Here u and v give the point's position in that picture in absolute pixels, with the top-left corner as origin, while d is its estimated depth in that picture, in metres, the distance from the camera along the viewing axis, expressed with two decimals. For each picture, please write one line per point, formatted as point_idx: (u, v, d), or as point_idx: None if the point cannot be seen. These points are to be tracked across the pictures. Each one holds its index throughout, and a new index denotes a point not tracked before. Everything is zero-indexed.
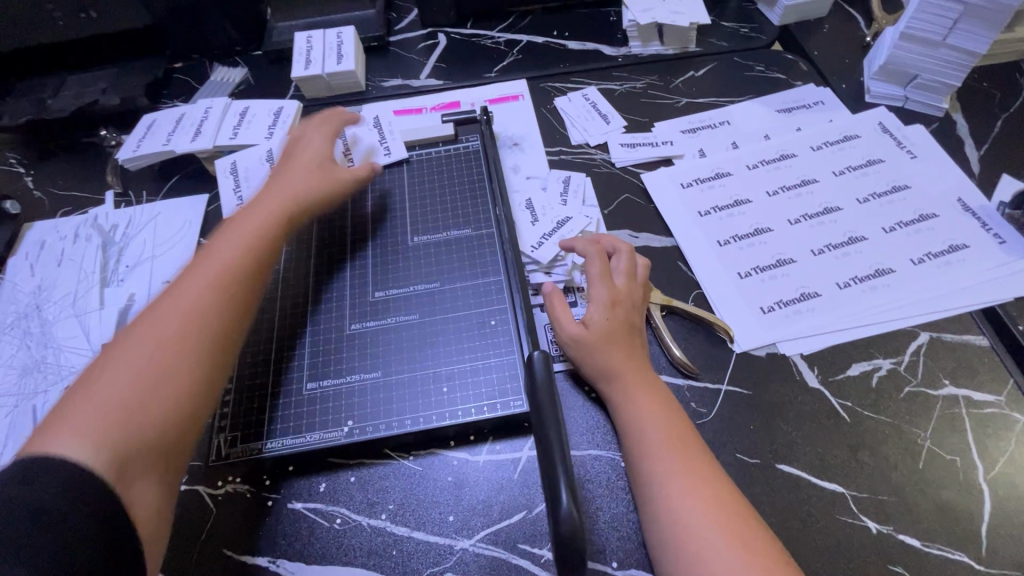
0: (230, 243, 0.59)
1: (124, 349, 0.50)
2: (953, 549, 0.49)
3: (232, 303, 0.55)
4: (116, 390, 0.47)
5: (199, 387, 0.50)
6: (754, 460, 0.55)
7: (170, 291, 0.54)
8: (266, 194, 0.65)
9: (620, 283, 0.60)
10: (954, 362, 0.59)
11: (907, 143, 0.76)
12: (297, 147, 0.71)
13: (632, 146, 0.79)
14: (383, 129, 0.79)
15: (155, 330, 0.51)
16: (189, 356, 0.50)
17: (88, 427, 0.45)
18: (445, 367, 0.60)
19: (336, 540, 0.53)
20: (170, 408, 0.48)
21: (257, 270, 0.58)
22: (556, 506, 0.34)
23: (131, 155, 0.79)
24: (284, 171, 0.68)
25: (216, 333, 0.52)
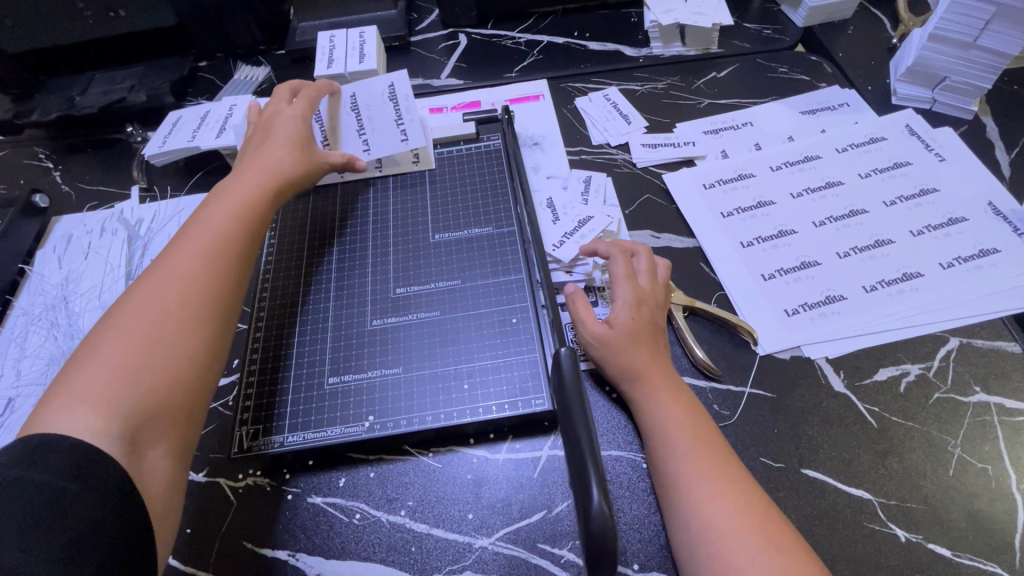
0: (214, 218, 0.59)
1: (116, 324, 0.50)
2: (986, 560, 0.48)
3: (224, 274, 0.56)
4: (117, 363, 0.47)
5: (199, 355, 0.51)
6: (779, 464, 0.54)
7: (158, 266, 0.54)
8: (245, 172, 0.65)
9: (645, 285, 0.59)
10: (986, 368, 0.58)
11: (936, 146, 0.74)
12: (271, 121, 0.70)
13: (654, 147, 0.79)
14: (399, 103, 0.75)
15: (149, 302, 0.51)
16: (186, 327, 0.51)
17: (92, 395, 0.45)
18: (466, 364, 0.60)
19: (354, 535, 0.53)
20: (169, 367, 0.49)
21: (246, 244, 0.59)
22: (587, 503, 0.34)
23: (158, 151, 0.80)
24: (259, 150, 0.67)
25: (212, 301, 0.54)
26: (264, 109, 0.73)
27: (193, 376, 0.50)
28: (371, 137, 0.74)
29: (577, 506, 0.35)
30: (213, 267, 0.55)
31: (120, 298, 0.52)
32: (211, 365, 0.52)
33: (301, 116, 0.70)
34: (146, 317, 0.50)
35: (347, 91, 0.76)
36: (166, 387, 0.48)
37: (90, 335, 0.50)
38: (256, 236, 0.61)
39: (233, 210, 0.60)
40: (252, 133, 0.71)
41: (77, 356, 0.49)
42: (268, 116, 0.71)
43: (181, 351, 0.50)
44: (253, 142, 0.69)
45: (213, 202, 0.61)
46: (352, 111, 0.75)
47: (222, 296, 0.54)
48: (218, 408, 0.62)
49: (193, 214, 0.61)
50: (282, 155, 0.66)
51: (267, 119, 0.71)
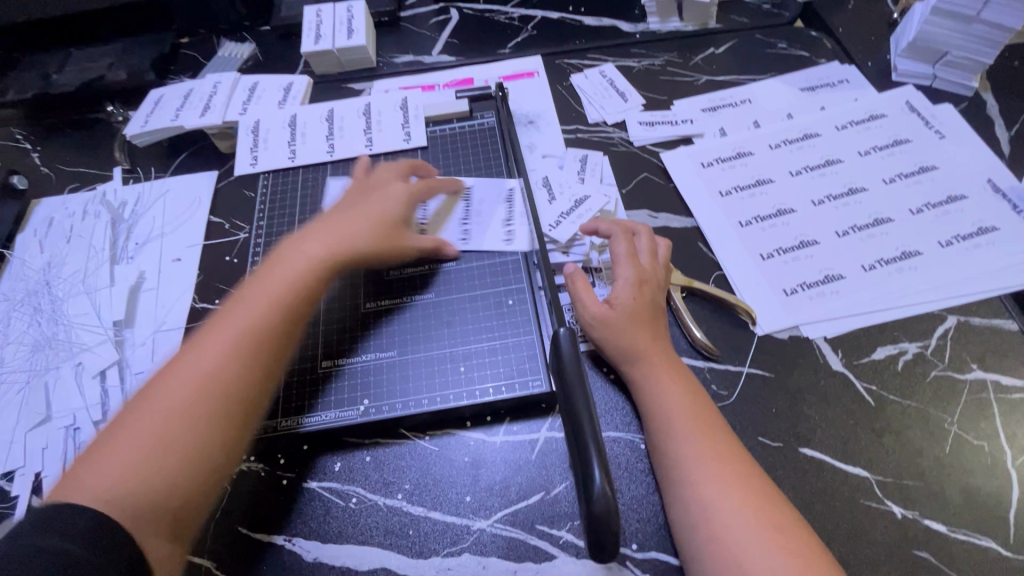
0: (261, 292, 0.55)
1: (161, 392, 0.49)
2: (980, 535, 0.48)
3: (260, 359, 0.51)
4: (136, 445, 0.45)
5: (215, 449, 0.47)
6: (776, 443, 0.54)
7: (199, 340, 0.52)
8: (338, 232, 0.60)
9: (646, 267, 0.58)
10: (983, 346, 0.57)
11: (936, 122, 0.73)
12: (375, 185, 0.66)
13: (651, 125, 0.77)
14: (408, 112, 0.78)
15: (180, 383, 0.49)
16: (207, 416, 0.48)
17: (123, 466, 0.44)
18: (462, 347, 0.60)
19: (351, 519, 0.53)
20: (197, 447, 0.47)
21: (286, 327, 0.54)
22: (589, 484, 0.33)
23: (140, 130, 0.78)
24: (347, 212, 0.63)
25: (251, 380, 0.50)
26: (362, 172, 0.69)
27: (204, 469, 0.47)
28: (473, 227, 0.67)
29: (579, 486, 0.35)
30: (248, 351, 0.51)
31: (163, 368, 0.51)
32: (225, 460, 0.48)
33: (399, 199, 0.65)
34: (179, 397, 0.48)
35: (466, 185, 0.71)
36: (175, 477, 0.45)
37: (130, 402, 0.49)
38: (303, 317, 0.56)
39: (282, 285, 0.55)
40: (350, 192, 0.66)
41: (113, 422, 0.48)
42: (378, 185, 0.66)
43: (197, 443, 0.47)
44: (344, 205, 0.64)
45: (269, 270, 0.57)
46: (363, 114, 0.79)
47: (251, 384, 0.50)
48: None
49: (247, 282, 0.57)
50: (358, 232, 0.61)
51: (370, 187, 0.66)
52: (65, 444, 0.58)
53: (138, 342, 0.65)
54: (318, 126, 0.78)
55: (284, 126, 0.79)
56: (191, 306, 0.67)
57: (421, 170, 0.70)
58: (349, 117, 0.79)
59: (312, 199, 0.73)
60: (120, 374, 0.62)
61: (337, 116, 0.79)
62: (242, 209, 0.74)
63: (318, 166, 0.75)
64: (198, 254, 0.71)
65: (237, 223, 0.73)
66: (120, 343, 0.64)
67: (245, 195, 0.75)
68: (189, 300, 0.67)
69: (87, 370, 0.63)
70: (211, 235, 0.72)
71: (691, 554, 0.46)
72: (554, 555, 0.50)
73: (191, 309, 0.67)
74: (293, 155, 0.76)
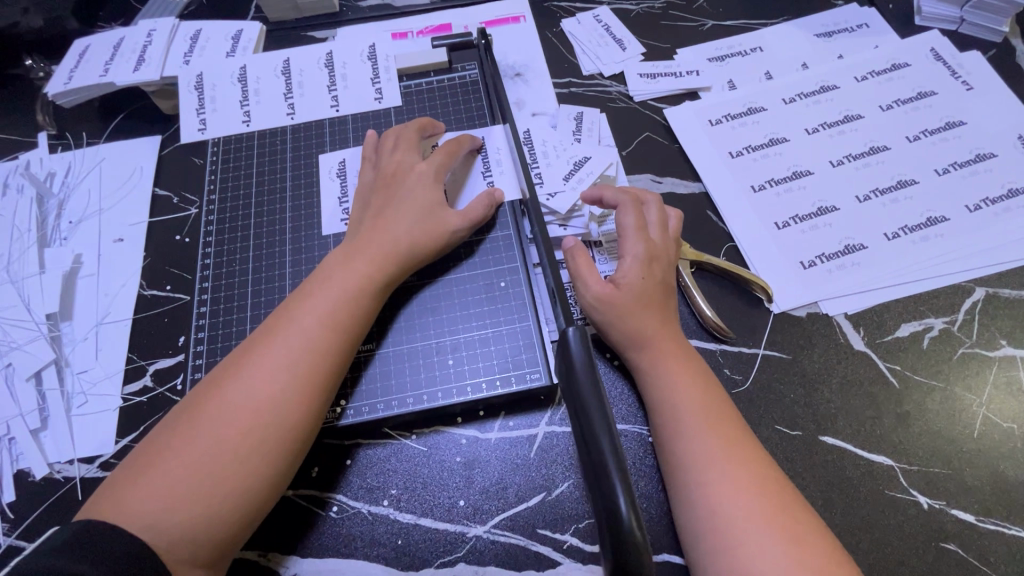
0: (312, 313, 0.48)
1: (206, 415, 0.44)
2: (1010, 524, 0.45)
3: (312, 397, 0.46)
4: (177, 479, 0.42)
5: (258, 492, 0.43)
6: (795, 432, 0.50)
7: (250, 362, 0.46)
8: (374, 237, 0.53)
9: (656, 240, 0.52)
10: (1013, 320, 0.53)
11: (963, 73, 0.67)
12: (409, 160, 0.57)
13: (652, 77, 0.69)
14: (377, 63, 0.68)
15: (231, 416, 0.44)
16: (252, 458, 0.43)
17: (166, 497, 0.41)
18: (450, 336, 0.54)
19: (333, 530, 0.48)
20: (243, 487, 0.43)
21: (341, 361, 0.48)
22: (614, 518, 0.28)
23: (63, 89, 0.67)
24: (390, 198, 0.55)
25: (305, 416, 0.45)
26: (382, 156, 0.59)
27: (249, 512, 0.43)
28: (498, 180, 0.60)
29: (597, 516, 0.30)
30: (300, 386, 0.46)
31: (209, 388, 0.46)
32: (270, 500, 0.44)
33: (431, 183, 0.56)
34: (229, 426, 0.44)
35: (480, 137, 0.62)
36: (214, 520, 0.42)
37: (172, 420, 0.45)
38: (354, 345, 0.50)
39: (334, 309, 0.49)
40: (372, 184, 0.57)
41: (155, 441, 0.44)
42: (400, 170, 0.57)
43: (241, 488, 0.43)
44: (373, 203, 0.56)
45: (321, 285, 0.50)
46: (325, 66, 0.69)
47: (301, 425, 0.45)
48: (165, 393, 0.54)
49: (296, 294, 0.51)
50: (400, 232, 0.53)
51: (395, 174, 0.57)
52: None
53: (79, 337, 0.57)
54: (274, 81, 0.68)
55: (233, 80, 0.68)
56: (138, 294, 0.59)
57: (431, 131, 0.61)
58: (309, 70, 0.69)
59: (270, 168, 0.64)
60: (59, 375, 0.55)
61: (294, 68, 0.69)
62: (191, 180, 0.65)
63: (276, 129, 0.66)
64: (142, 233, 0.62)
65: (186, 196, 0.64)
66: (57, 340, 0.57)
67: (194, 163, 0.66)
68: (136, 287, 0.59)
69: (20, 372, 0.55)
70: (156, 211, 0.63)
71: (703, 567, 0.41)
72: (559, 561, 0.46)
73: (138, 297, 0.59)
74: (248, 118, 0.66)
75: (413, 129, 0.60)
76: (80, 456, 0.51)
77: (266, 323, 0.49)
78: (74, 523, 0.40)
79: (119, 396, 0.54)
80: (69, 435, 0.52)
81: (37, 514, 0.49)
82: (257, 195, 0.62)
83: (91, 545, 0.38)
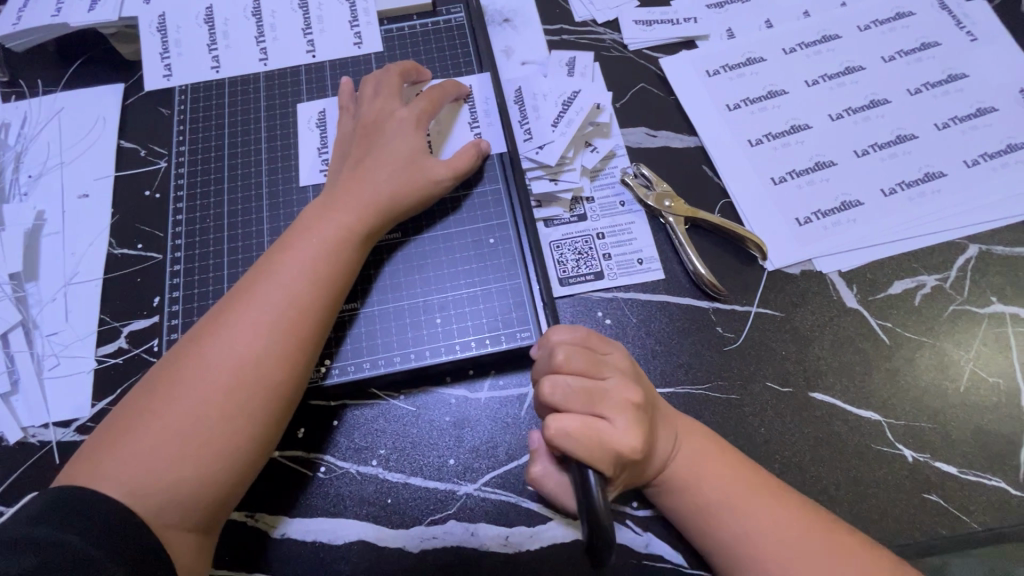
0: (291, 267, 0.46)
1: (186, 375, 0.42)
2: (990, 476, 0.46)
3: (295, 355, 0.44)
4: (160, 443, 0.40)
5: (247, 450, 0.42)
6: (786, 389, 0.50)
7: (229, 320, 0.44)
8: (354, 189, 0.50)
9: (582, 400, 0.39)
10: (1004, 277, 0.53)
11: (968, 23, 0.64)
12: (390, 108, 0.54)
13: (648, 24, 0.65)
14: (356, 4, 0.63)
15: (212, 376, 0.42)
16: (238, 418, 0.42)
17: (150, 457, 0.40)
18: (438, 295, 0.53)
19: (321, 490, 0.47)
20: (229, 448, 0.42)
21: (325, 316, 0.46)
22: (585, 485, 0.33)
23: (13, 30, 0.62)
24: (370, 148, 0.52)
25: (289, 376, 0.44)
26: (361, 103, 0.55)
27: (237, 473, 0.42)
28: (485, 131, 0.57)
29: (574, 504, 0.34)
30: (283, 342, 0.44)
31: (185, 348, 0.44)
32: (258, 460, 0.43)
33: (413, 132, 0.53)
34: (211, 387, 0.42)
35: (468, 86, 0.59)
36: (202, 482, 0.41)
37: (148, 384, 0.43)
38: (337, 302, 0.48)
39: (316, 263, 0.47)
40: (351, 135, 0.54)
41: (131, 406, 0.42)
42: (381, 117, 0.54)
43: (227, 449, 0.41)
44: (353, 152, 0.53)
45: (299, 239, 0.48)
46: (298, 7, 0.63)
47: (287, 383, 0.44)
48: (141, 355, 0.52)
49: (274, 249, 0.48)
50: (381, 182, 0.51)
51: (375, 123, 0.54)
52: None
53: (47, 298, 0.54)
54: (243, 23, 0.63)
55: (199, 22, 0.63)
56: (108, 253, 0.56)
57: (413, 76, 0.58)
58: (282, 11, 0.63)
59: (243, 118, 0.60)
60: (27, 338, 0.52)
61: (265, 9, 0.64)
62: (158, 132, 0.61)
63: (248, 75, 0.61)
64: (108, 187, 0.59)
65: (154, 148, 0.60)
66: (23, 301, 0.54)
67: (161, 114, 0.61)
68: (105, 245, 0.56)
69: None
70: (123, 164, 0.60)
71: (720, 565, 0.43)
72: (549, 517, 0.46)
73: (108, 256, 0.56)
74: (217, 64, 0.62)
75: (396, 74, 0.56)
76: (56, 419, 0.50)
77: (242, 280, 0.47)
78: (49, 490, 0.38)
79: (94, 358, 0.52)
80: (42, 399, 0.50)
81: (15, 477, 0.48)
82: (230, 148, 0.59)
83: (67, 511, 0.37)
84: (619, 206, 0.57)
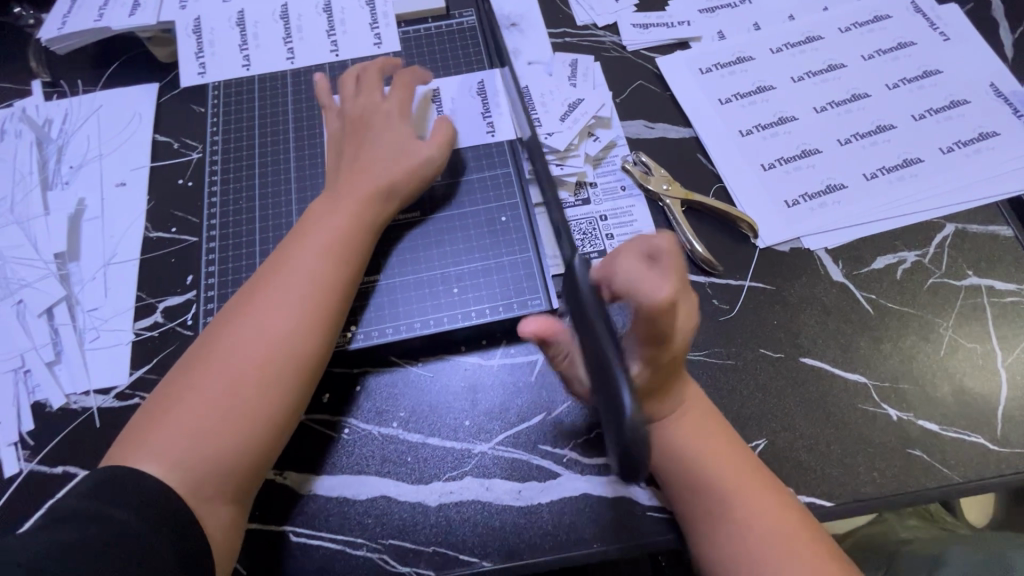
0: (309, 253, 0.50)
1: (215, 358, 0.46)
2: (969, 432, 0.50)
3: (314, 332, 0.48)
4: (193, 420, 0.44)
5: (276, 419, 0.46)
6: (778, 354, 0.53)
7: (252, 306, 0.48)
8: (356, 179, 0.55)
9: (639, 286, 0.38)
10: (979, 252, 0.57)
11: (942, 23, 0.69)
12: (374, 107, 0.58)
13: (646, 27, 0.70)
14: (376, 9, 0.69)
15: (238, 357, 0.46)
16: (268, 390, 0.46)
17: (184, 433, 0.43)
18: (454, 268, 0.57)
19: (345, 450, 0.51)
20: (256, 422, 0.45)
21: (343, 295, 0.50)
22: (616, 403, 0.30)
23: (59, 33, 0.67)
24: (366, 143, 0.56)
25: (308, 354, 0.47)
26: (345, 101, 0.59)
27: (264, 444, 0.45)
28: (463, 117, 0.63)
29: (605, 410, 0.32)
30: (306, 319, 0.48)
31: (215, 331, 0.48)
32: (284, 432, 0.47)
33: (398, 122, 0.58)
34: (237, 366, 0.46)
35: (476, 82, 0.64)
36: (234, 454, 0.44)
37: (184, 366, 0.47)
38: (352, 283, 0.51)
39: (329, 249, 0.51)
40: (343, 131, 0.58)
41: (168, 388, 0.46)
42: (370, 112, 0.58)
43: (254, 423, 0.45)
44: (348, 146, 0.57)
45: (313, 229, 0.52)
46: (323, 12, 0.69)
47: (308, 359, 0.47)
48: (176, 328, 0.56)
49: (289, 240, 0.52)
50: (382, 172, 0.55)
51: (365, 118, 0.58)
52: (17, 389, 0.53)
53: (87, 277, 0.58)
54: (272, 26, 0.68)
55: (232, 25, 0.68)
56: (144, 236, 0.60)
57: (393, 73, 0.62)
58: (308, 15, 0.69)
59: (271, 112, 0.64)
60: (70, 312, 0.56)
61: (292, 14, 0.69)
62: (191, 126, 0.65)
63: (276, 74, 0.66)
64: (144, 177, 0.63)
65: (187, 141, 0.65)
66: (66, 278, 0.58)
67: (194, 110, 0.66)
68: (142, 229, 0.60)
69: (32, 309, 0.56)
70: (159, 156, 0.64)
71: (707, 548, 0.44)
72: (559, 473, 0.49)
73: (145, 239, 0.60)
74: (248, 63, 0.67)
75: (374, 72, 0.61)
76: (97, 387, 0.53)
77: (262, 270, 0.51)
78: (96, 471, 0.42)
79: (132, 331, 0.56)
80: (84, 368, 0.54)
81: (59, 440, 0.52)
82: (259, 139, 0.63)
83: (114, 488, 0.40)
84: (621, 190, 0.61)
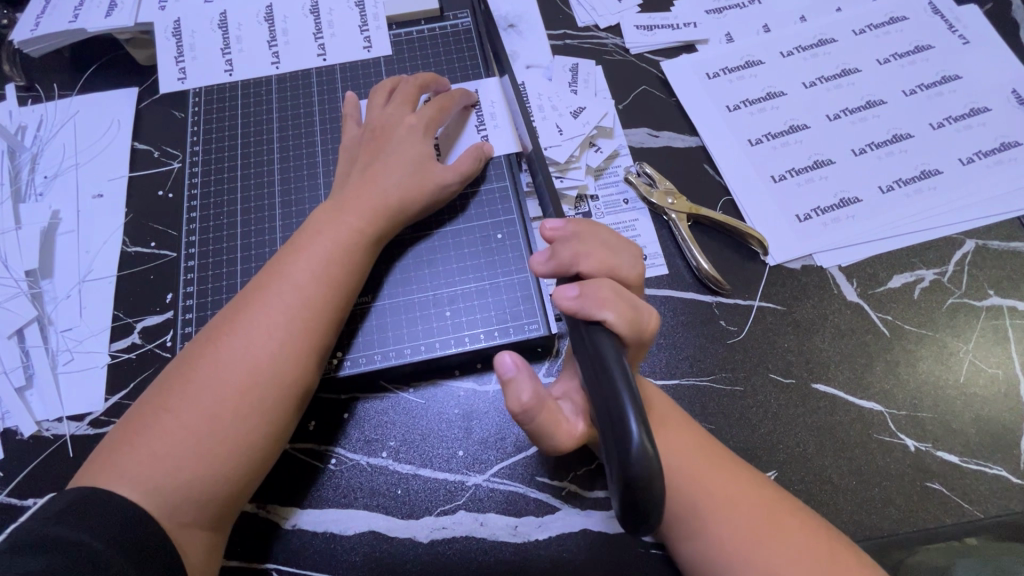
0: (302, 270, 0.47)
1: (199, 377, 0.43)
2: (991, 464, 0.47)
3: (307, 354, 0.45)
4: (173, 443, 0.41)
5: (262, 444, 0.43)
6: (789, 380, 0.50)
7: (241, 322, 0.45)
8: (362, 191, 0.51)
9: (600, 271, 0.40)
10: (1001, 270, 0.54)
11: (961, 26, 0.66)
12: (394, 120, 0.55)
13: (649, 29, 0.67)
14: (365, 10, 0.65)
15: (224, 377, 0.43)
16: (251, 417, 0.43)
17: (163, 457, 0.40)
18: (447, 289, 0.54)
19: (332, 482, 0.48)
20: (241, 447, 0.42)
21: (337, 314, 0.47)
22: (623, 438, 0.28)
23: (32, 35, 0.63)
24: (377, 155, 0.53)
25: (299, 376, 0.45)
26: (371, 109, 0.56)
27: (249, 471, 0.43)
28: (492, 134, 0.59)
29: (607, 440, 0.30)
30: (299, 340, 0.45)
31: (200, 349, 0.45)
32: (270, 458, 0.44)
33: (421, 139, 0.54)
34: (222, 386, 0.43)
35: (473, 92, 0.61)
36: (216, 479, 0.41)
37: (166, 383, 0.44)
38: (347, 300, 0.49)
39: (327, 264, 0.48)
40: (361, 139, 0.55)
41: (146, 407, 0.43)
42: (390, 123, 0.55)
43: (239, 448, 0.42)
44: (363, 155, 0.54)
45: (309, 241, 0.49)
46: (309, 13, 0.65)
47: (299, 382, 0.45)
48: (154, 350, 0.53)
49: (281, 253, 0.49)
50: (389, 186, 0.52)
51: (384, 128, 0.54)
52: None
53: (61, 295, 0.55)
54: (255, 28, 0.65)
55: (213, 27, 0.65)
56: (121, 251, 0.57)
57: (432, 86, 0.58)
58: (294, 17, 0.65)
59: (256, 120, 0.61)
60: (42, 333, 0.54)
61: (277, 15, 0.65)
62: (172, 134, 0.62)
63: (261, 79, 0.63)
64: (122, 188, 0.60)
65: (167, 149, 0.61)
66: (38, 297, 0.55)
67: (175, 116, 0.63)
68: (119, 244, 0.57)
69: (1, 331, 0.53)
70: (138, 165, 0.61)
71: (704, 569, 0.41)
72: (558, 507, 0.47)
73: (122, 254, 0.57)
74: (231, 68, 0.63)
75: (415, 84, 0.57)
76: (70, 413, 0.50)
77: (252, 283, 0.48)
78: (69, 492, 0.39)
79: (107, 353, 0.53)
80: (56, 393, 0.51)
81: (28, 471, 0.49)
82: (243, 149, 0.60)
83: (84, 513, 0.37)
84: (623, 204, 0.58)
